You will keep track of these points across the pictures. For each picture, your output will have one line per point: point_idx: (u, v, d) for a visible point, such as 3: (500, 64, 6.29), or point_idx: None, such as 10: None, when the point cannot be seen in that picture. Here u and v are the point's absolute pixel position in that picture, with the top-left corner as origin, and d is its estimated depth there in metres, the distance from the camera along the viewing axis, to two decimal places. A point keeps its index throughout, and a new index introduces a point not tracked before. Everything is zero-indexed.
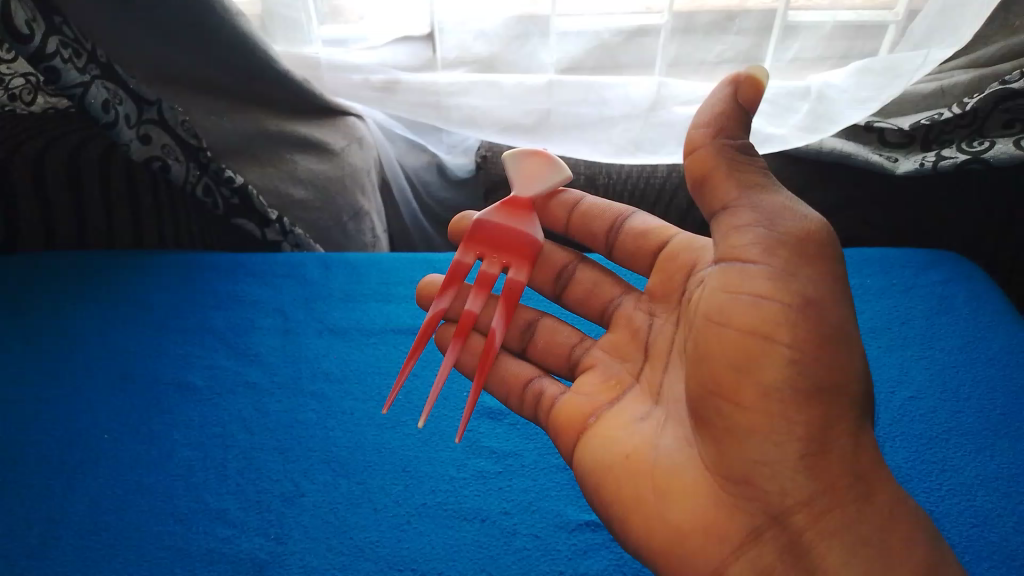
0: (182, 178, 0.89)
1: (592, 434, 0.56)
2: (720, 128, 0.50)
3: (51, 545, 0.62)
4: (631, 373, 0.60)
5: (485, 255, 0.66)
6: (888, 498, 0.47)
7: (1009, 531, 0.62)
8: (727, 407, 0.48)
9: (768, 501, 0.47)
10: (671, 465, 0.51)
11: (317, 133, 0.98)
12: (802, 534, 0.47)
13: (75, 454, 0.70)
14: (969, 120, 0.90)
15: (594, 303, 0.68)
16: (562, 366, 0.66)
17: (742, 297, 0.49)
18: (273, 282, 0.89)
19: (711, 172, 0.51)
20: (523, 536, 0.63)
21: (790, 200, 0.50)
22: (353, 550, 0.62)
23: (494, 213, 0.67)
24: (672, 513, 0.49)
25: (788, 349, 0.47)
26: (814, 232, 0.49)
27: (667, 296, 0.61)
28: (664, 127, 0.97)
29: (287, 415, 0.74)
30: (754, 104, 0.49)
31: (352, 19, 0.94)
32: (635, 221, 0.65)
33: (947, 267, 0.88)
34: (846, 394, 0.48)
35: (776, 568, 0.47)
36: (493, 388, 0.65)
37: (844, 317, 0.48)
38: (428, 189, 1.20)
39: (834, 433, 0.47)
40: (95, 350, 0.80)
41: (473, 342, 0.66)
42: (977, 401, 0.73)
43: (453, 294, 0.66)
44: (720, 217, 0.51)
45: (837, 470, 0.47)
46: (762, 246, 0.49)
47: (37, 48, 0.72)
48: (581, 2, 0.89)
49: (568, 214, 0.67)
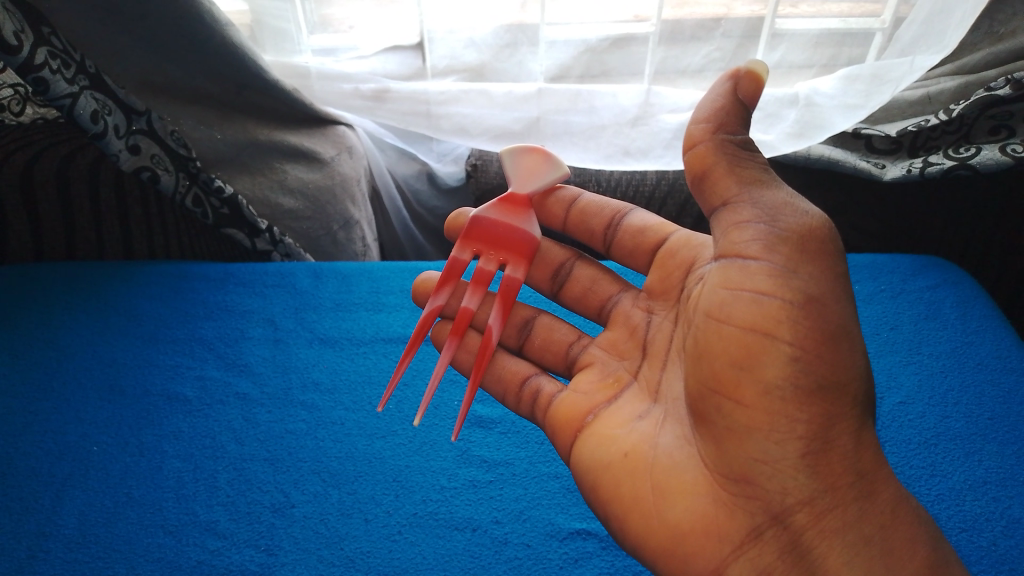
0: (171, 189, 0.90)
1: (590, 433, 0.55)
2: (720, 122, 0.50)
3: (39, 558, 0.62)
4: (630, 370, 0.60)
5: (482, 252, 0.66)
6: (892, 498, 0.49)
7: (998, 536, 0.62)
8: (728, 405, 0.48)
9: (769, 501, 0.48)
10: (670, 464, 0.50)
11: (308, 142, 0.99)
12: (803, 533, 0.48)
13: (64, 466, 0.69)
14: (954, 127, 0.91)
15: (591, 301, 0.68)
16: (559, 363, 0.66)
17: (744, 294, 0.48)
18: (264, 292, 0.89)
19: (712, 168, 0.51)
20: (514, 544, 0.63)
21: (790, 196, 0.50)
22: (344, 561, 0.62)
23: (491, 209, 0.67)
24: (671, 512, 0.49)
25: (789, 347, 0.47)
26: (815, 229, 0.49)
27: (666, 294, 0.61)
28: (653, 135, 0.97)
29: (278, 425, 0.73)
30: (754, 99, 0.49)
31: (342, 28, 0.96)
32: (634, 218, 0.65)
33: (935, 272, 0.89)
34: (847, 393, 0.48)
35: (777, 568, 0.47)
36: (490, 387, 0.65)
37: (846, 314, 0.48)
38: (418, 198, 1.20)
39: (835, 432, 0.48)
40: (84, 362, 0.80)
41: (470, 341, 0.66)
42: (965, 406, 0.73)
43: (451, 291, 0.66)
44: (721, 213, 0.51)
45: (840, 470, 0.48)
46: (763, 242, 0.49)
47: (25, 58, 0.72)
48: (568, 12, 0.90)
49: (566, 211, 0.67)
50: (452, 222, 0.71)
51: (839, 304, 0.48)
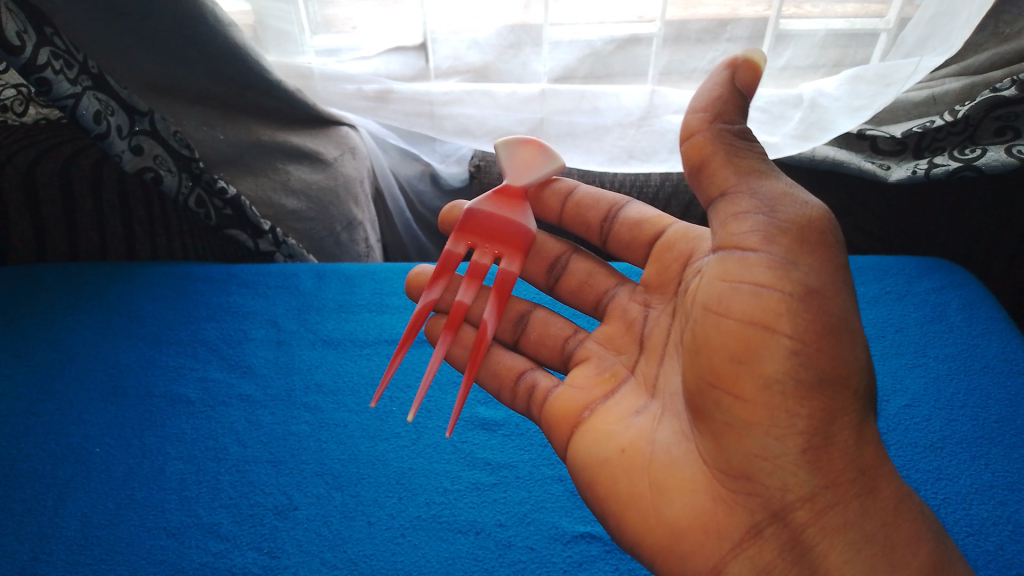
0: (174, 190, 0.89)
1: (586, 428, 0.55)
2: (717, 112, 0.50)
3: (41, 561, 0.61)
4: (627, 364, 0.60)
5: (476, 245, 0.66)
6: (893, 493, 0.48)
7: (1005, 540, 0.62)
8: (727, 400, 0.48)
9: (768, 498, 0.47)
10: (668, 460, 0.50)
11: (311, 143, 0.99)
12: (803, 531, 0.47)
13: (67, 468, 0.69)
14: (960, 128, 0.91)
15: (588, 295, 0.68)
16: (555, 358, 0.66)
17: (743, 287, 0.48)
18: (267, 293, 0.89)
19: (709, 158, 0.51)
20: (518, 548, 0.63)
21: (789, 185, 0.50)
22: (348, 563, 0.62)
23: (486, 202, 0.67)
24: (668, 509, 0.48)
25: (789, 340, 0.47)
26: (815, 220, 0.49)
27: (664, 287, 0.60)
28: (657, 137, 0.97)
29: (281, 427, 0.73)
30: (751, 90, 0.50)
31: (346, 29, 0.95)
32: (630, 211, 0.65)
33: (940, 274, 0.89)
34: (848, 387, 0.48)
35: (777, 567, 0.47)
36: (485, 382, 0.64)
37: (847, 308, 0.48)
38: (422, 199, 1.19)
39: (835, 428, 0.47)
40: (88, 363, 0.80)
41: (463, 335, 0.66)
42: (971, 408, 0.73)
43: (444, 285, 0.66)
44: (719, 204, 0.51)
45: (839, 465, 0.47)
46: (762, 234, 0.49)
47: (28, 59, 0.72)
48: (574, 13, 0.89)
49: (562, 205, 0.67)
50: (446, 215, 0.70)
51: (840, 297, 0.48)
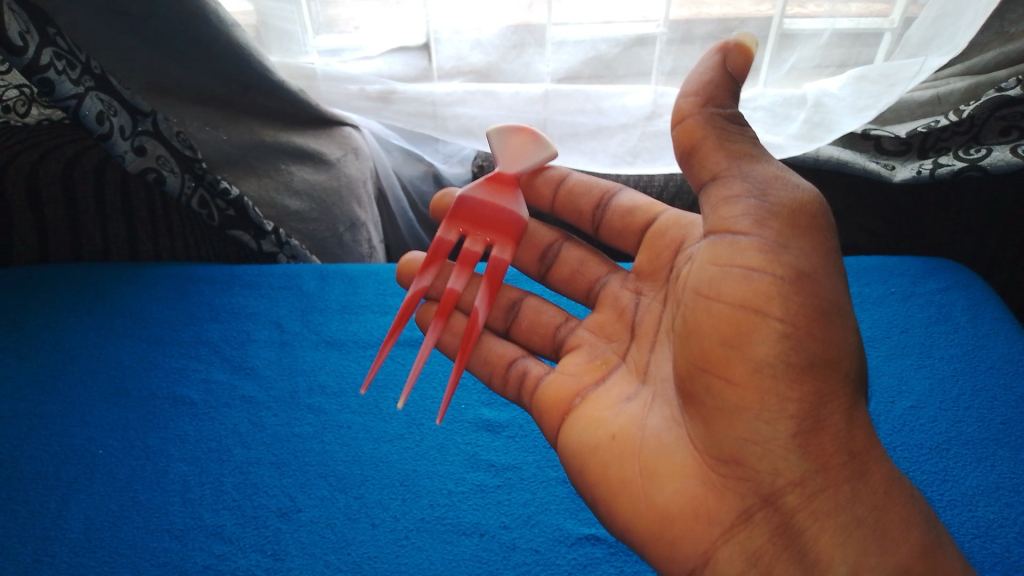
0: (176, 191, 0.89)
1: (577, 414, 0.55)
2: (709, 96, 0.50)
3: (45, 563, 0.61)
4: (618, 352, 0.60)
5: (468, 233, 0.65)
6: (883, 481, 0.48)
7: (1011, 542, 0.62)
8: (718, 383, 0.48)
9: (759, 482, 0.47)
10: (658, 445, 0.50)
11: (314, 143, 0.98)
12: (794, 514, 0.47)
13: (70, 470, 0.69)
14: (965, 127, 0.90)
15: (580, 283, 0.67)
16: (547, 346, 0.66)
17: (733, 270, 0.48)
18: (270, 294, 0.89)
19: (700, 142, 0.51)
20: (522, 550, 0.63)
21: (780, 168, 0.50)
22: (351, 566, 0.61)
23: (478, 189, 0.66)
24: (659, 493, 0.48)
25: (780, 323, 0.47)
26: (806, 202, 0.48)
27: (655, 274, 0.60)
28: (661, 138, 0.97)
29: (284, 428, 0.73)
30: (742, 73, 0.49)
31: (348, 29, 0.94)
32: (623, 198, 0.64)
33: (944, 275, 0.88)
34: (841, 368, 0.48)
35: (768, 550, 0.47)
36: (477, 370, 0.64)
37: (837, 291, 0.48)
38: (424, 200, 1.19)
39: (827, 411, 0.47)
40: (91, 364, 0.80)
41: (456, 322, 0.66)
42: (977, 409, 0.73)
43: (435, 272, 0.66)
44: (710, 188, 0.51)
45: (830, 448, 0.47)
46: (753, 217, 0.48)
47: (31, 59, 0.72)
48: (581, 11, 0.88)
49: (554, 192, 0.67)
50: (437, 203, 0.70)
51: (831, 281, 0.48)
